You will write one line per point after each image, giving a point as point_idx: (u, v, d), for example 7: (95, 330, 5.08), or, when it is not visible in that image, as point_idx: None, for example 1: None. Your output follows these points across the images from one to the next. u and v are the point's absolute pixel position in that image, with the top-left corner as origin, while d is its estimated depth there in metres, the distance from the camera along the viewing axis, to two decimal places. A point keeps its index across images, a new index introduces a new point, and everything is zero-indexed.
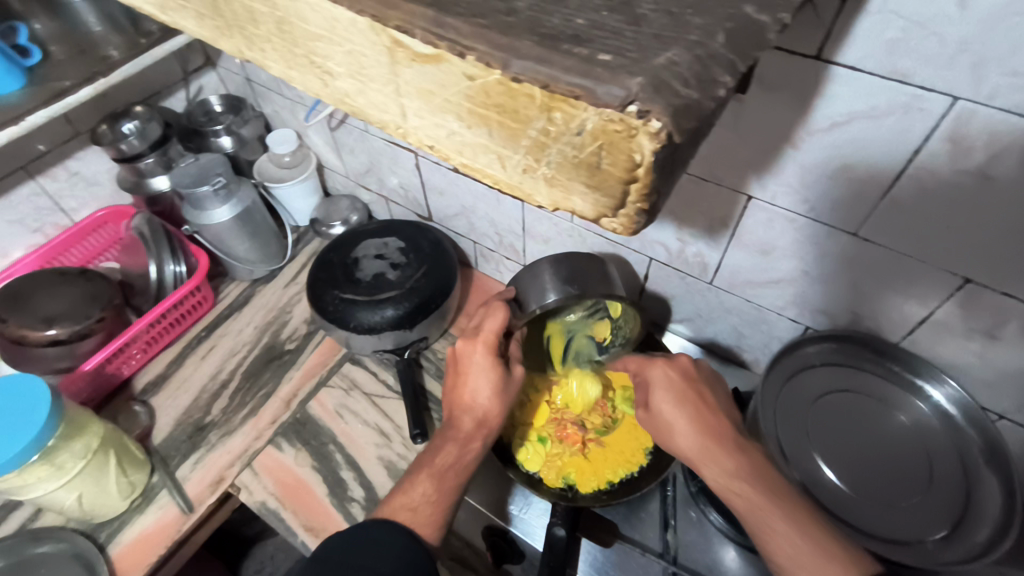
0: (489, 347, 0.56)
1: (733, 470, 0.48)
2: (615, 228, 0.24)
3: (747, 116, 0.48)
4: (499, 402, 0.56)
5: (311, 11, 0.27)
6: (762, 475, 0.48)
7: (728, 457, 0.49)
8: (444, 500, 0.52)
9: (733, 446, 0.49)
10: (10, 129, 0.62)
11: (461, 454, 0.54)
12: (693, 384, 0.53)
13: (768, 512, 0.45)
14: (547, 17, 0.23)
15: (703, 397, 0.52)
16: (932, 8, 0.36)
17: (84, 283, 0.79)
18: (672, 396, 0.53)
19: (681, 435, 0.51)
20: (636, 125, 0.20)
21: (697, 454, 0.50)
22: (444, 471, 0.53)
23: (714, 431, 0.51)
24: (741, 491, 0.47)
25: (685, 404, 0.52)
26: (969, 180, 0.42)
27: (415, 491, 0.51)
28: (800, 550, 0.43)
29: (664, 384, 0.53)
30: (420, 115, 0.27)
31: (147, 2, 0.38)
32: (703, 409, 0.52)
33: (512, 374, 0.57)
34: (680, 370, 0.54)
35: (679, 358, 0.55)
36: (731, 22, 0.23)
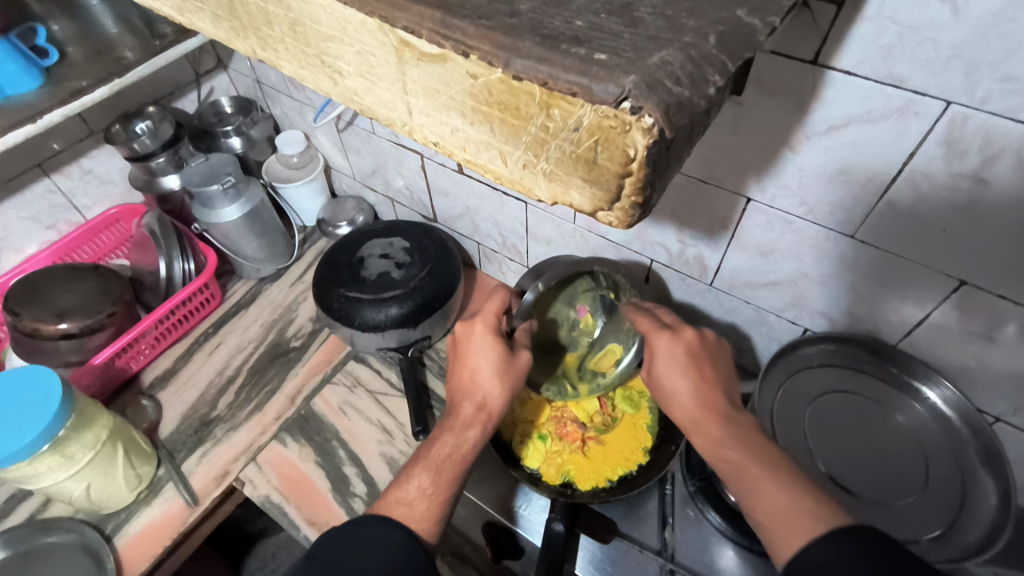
0: (489, 326, 0.58)
1: (722, 437, 0.47)
2: (612, 222, 0.25)
3: (745, 119, 0.49)
4: (499, 384, 0.55)
5: (323, 13, 0.28)
6: (750, 442, 0.46)
7: (716, 426, 0.48)
8: (442, 496, 0.51)
9: (726, 415, 0.49)
10: (27, 126, 0.64)
11: (460, 440, 0.54)
12: (693, 353, 0.53)
13: (749, 471, 0.44)
14: (549, 20, 0.24)
15: (701, 368, 0.52)
16: (925, 14, 0.37)
17: (96, 278, 0.80)
18: (670, 367, 0.52)
19: (675, 406, 0.51)
20: (630, 121, 0.21)
21: (689, 421, 0.50)
22: (441, 460, 0.52)
23: (710, 401, 0.50)
24: (727, 456, 0.46)
25: (680, 376, 0.51)
26: (964, 182, 0.43)
27: (413, 483, 0.51)
28: (774, 508, 0.41)
29: (664, 355, 0.53)
30: (426, 112, 0.28)
31: (165, 3, 0.39)
32: (700, 380, 0.51)
33: (515, 356, 0.57)
34: (684, 342, 0.53)
35: (682, 330, 0.54)
36: (724, 25, 0.24)
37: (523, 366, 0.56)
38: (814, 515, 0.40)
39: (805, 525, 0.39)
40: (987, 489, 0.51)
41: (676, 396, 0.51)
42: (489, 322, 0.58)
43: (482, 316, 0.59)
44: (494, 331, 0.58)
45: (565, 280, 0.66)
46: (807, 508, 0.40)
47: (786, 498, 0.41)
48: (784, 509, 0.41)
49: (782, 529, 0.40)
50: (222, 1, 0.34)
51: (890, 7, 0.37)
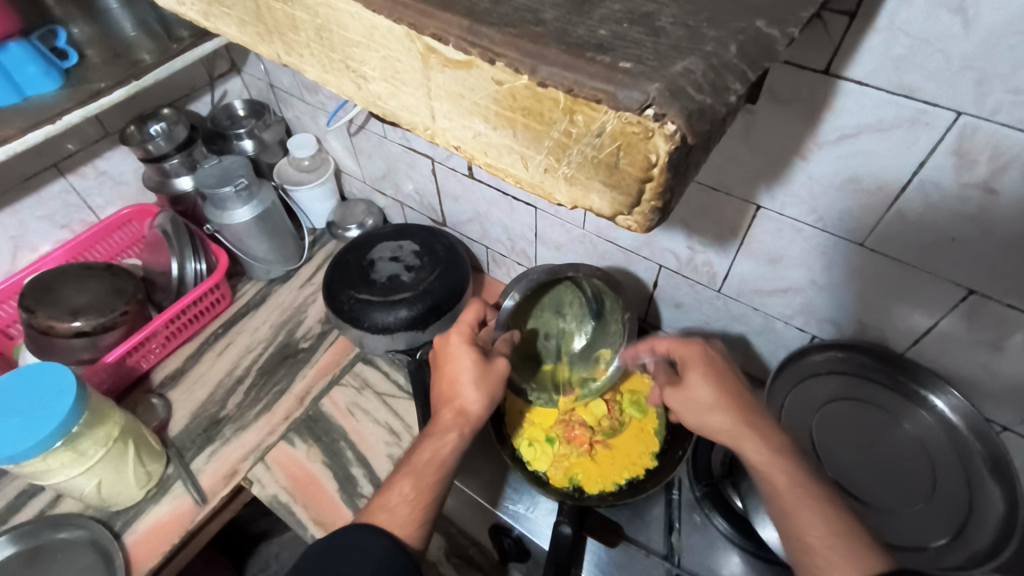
0: (466, 337, 0.60)
1: (772, 449, 0.48)
2: (631, 225, 0.26)
3: (757, 127, 0.49)
4: (479, 390, 0.57)
5: (350, 19, 0.29)
6: (795, 461, 0.47)
7: (768, 437, 0.48)
8: (425, 501, 0.51)
9: (770, 429, 0.49)
10: (46, 127, 0.65)
11: (437, 442, 0.54)
12: (726, 368, 0.53)
13: (806, 489, 0.45)
14: (573, 29, 0.25)
15: (734, 383, 0.52)
16: (937, 26, 0.37)
17: (110, 277, 0.81)
18: (710, 377, 0.52)
19: (716, 413, 0.50)
20: (653, 127, 0.21)
21: (732, 430, 0.49)
22: (421, 463, 0.53)
23: (750, 413, 0.50)
24: (780, 470, 0.46)
25: (720, 388, 0.52)
26: (973, 193, 0.43)
27: (397, 490, 0.51)
28: (833, 531, 0.42)
29: (705, 364, 0.53)
30: (449, 117, 0.29)
31: (191, 9, 0.40)
32: (737, 393, 0.52)
33: (493, 363, 0.59)
34: (717, 357, 0.54)
35: (711, 346, 0.56)
36: (743, 35, 0.24)
37: (500, 373, 0.58)
38: (872, 551, 0.41)
39: (864, 553, 0.41)
40: (995, 497, 0.51)
41: (714, 405, 0.51)
42: (467, 334, 0.60)
43: (458, 328, 0.61)
44: (469, 340, 0.60)
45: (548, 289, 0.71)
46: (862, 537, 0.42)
47: (836, 523, 0.43)
48: (837, 536, 0.42)
49: (842, 555, 0.41)
50: (248, 7, 0.35)
51: (902, 19, 0.38)
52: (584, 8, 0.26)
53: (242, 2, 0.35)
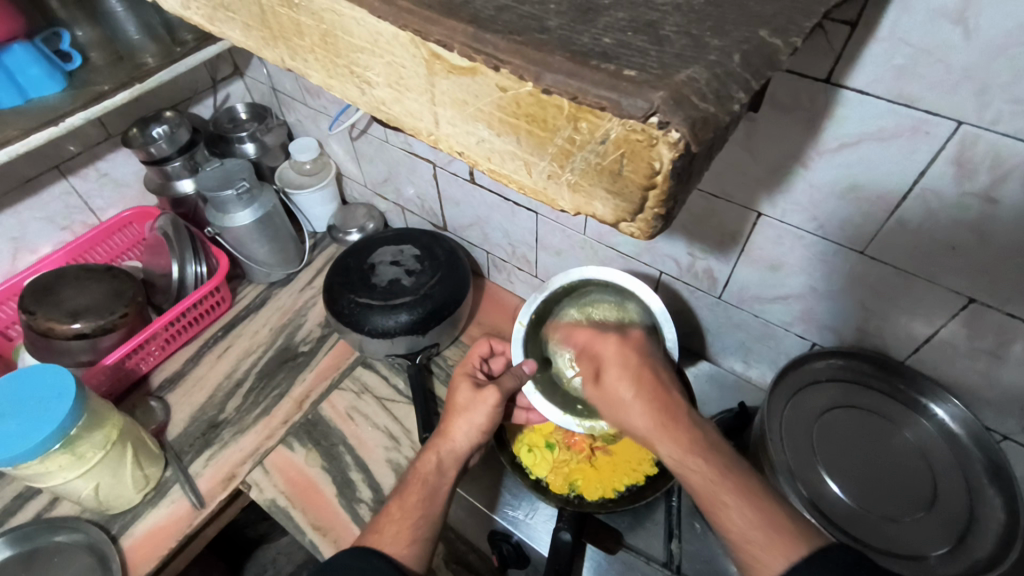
0: (465, 370, 0.65)
1: (687, 445, 0.46)
2: (633, 232, 0.26)
3: (758, 135, 0.50)
4: (464, 415, 0.59)
5: (355, 25, 0.29)
6: (715, 452, 0.46)
7: (681, 432, 0.47)
8: (411, 519, 0.53)
9: (688, 421, 0.47)
10: (49, 129, 0.65)
11: (420, 465, 0.57)
12: (642, 357, 0.52)
13: (719, 486, 0.44)
14: (578, 36, 0.25)
15: (656, 372, 0.51)
16: (937, 36, 0.37)
17: (110, 279, 0.81)
18: (623, 369, 0.51)
19: (631, 408, 0.49)
20: (657, 135, 0.22)
21: (650, 427, 0.48)
22: (406, 485, 0.56)
23: (668, 408, 0.48)
24: (697, 466, 0.45)
25: (636, 380, 0.50)
26: (973, 202, 0.43)
27: (386, 513, 0.54)
28: (754, 526, 0.41)
29: (614, 359, 0.52)
30: (453, 122, 0.29)
31: (196, 12, 0.40)
32: (656, 383, 0.50)
33: (482, 390, 0.60)
34: (632, 347, 0.53)
35: (631, 336, 0.55)
36: (747, 44, 0.24)
37: (487, 400, 0.59)
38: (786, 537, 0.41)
39: (785, 544, 0.40)
40: (995, 506, 0.51)
41: (630, 400, 0.49)
42: (466, 368, 0.65)
43: (462, 364, 0.66)
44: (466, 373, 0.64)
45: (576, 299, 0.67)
46: (787, 527, 0.41)
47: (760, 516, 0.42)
48: (760, 530, 0.41)
49: (764, 548, 0.41)
50: (253, 11, 0.35)
51: (902, 29, 0.38)
52: (589, 16, 0.26)
53: (248, 7, 0.35)
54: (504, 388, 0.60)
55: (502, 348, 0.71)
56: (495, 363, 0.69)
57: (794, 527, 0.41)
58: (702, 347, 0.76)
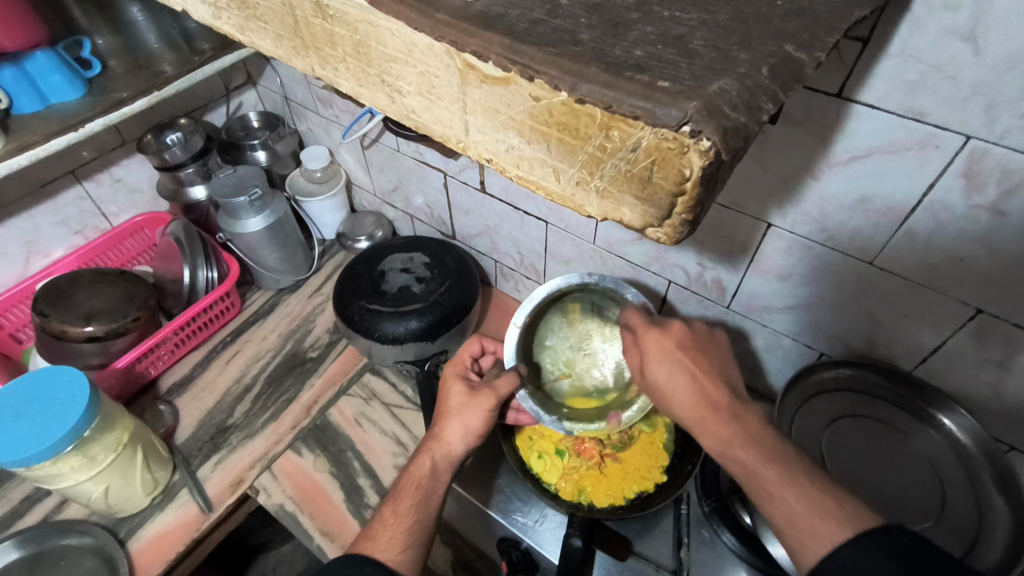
0: (457, 371, 0.65)
1: (729, 437, 0.45)
2: (660, 238, 0.27)
3: (770, 148, 0.51)
4: (458, 418, 0.60)
5: (390, 36, 0.30)
6: (759, 441, 0.44)
7: (722, 424, 0.45)
8: (405, 524, 0.54)
9: (732, 412, 0.46)
10: (69, 134, 0.66)
11: (414, 468, 0.58)
12: (685, 347, 0.50)
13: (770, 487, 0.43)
14: (610, 49, 0.26)
15: (698, 361, 0.49)
16: (948, 53, 0.39)
17: (123, 282, 0.82)
18: (663, 363, 0.50)
19: (675, 403, 0.48)
20: (688, 143, 0.22)
21: (693, 420, 0.47)
22: (400, 489, 0.57)
23: (710, 397, 0.47)
24: (740, 458, 0.44)
25: (678, 371, 0.49)
26: (982, 214, 0.44)
27: (380, 517, 0.55)
28: (798, 512, 0.41)
29: (656, 353, 0.50)
30: (483, 130, 0.30)
31: (226, 22, 0.41)
32: (698, 375, 0.48)
33: (476, 395, 0.61)
34: (674, 338, 0.51)
35: (672, 326, 0.52)
36: (774, 58, 0.25)
37: (480, 405, 0.60)
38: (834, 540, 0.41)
39: (830, 529, 0.39)
40: (1003, 516, 0.51)
41: (675, 393, 0.48)
42: (459, 368, 0.66)
43: (454, 364, 0.66)
44: (459, 372, 0.65)
45: (568, 308, 0.68)
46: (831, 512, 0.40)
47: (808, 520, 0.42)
48: (808, 516, 0.40)
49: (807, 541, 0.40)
50: (287, 22, 0.36)
51: (913, 46, 0.39)
52: (619, 30, 0.27)
53: (281, 18, 0.36)
54: (497, 393, 0.60)
55: (494, 347, 0.71)
56: (485, 362, 0.70)
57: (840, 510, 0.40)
58: None
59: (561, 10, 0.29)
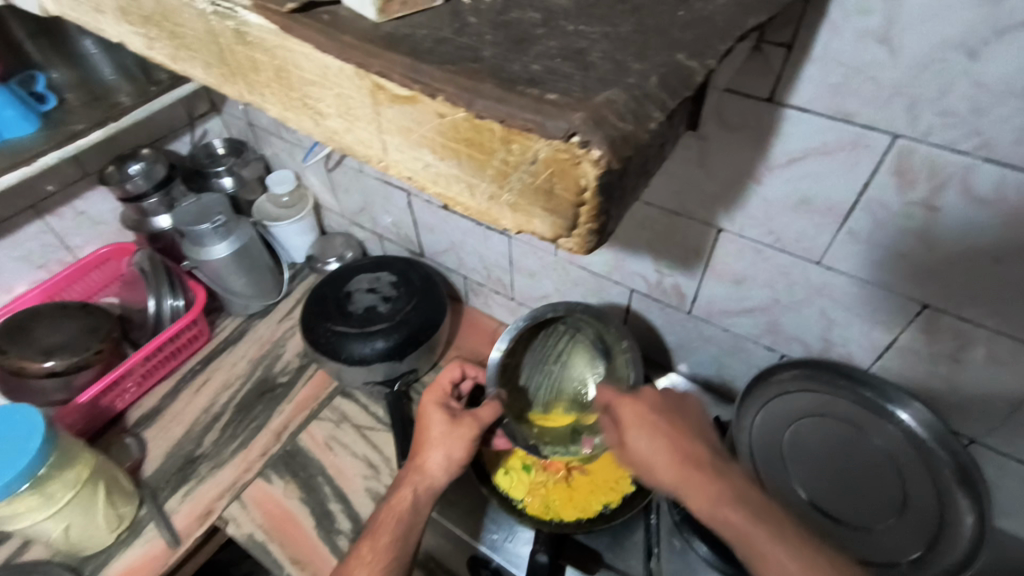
0: (436, 399, 0.64)
1: (716, 498, 0.45)
2: (572, 248, 0.27)
3: (711, 154, 0.52)
4: (440, 449, 0.60)
5: (305, 59, 0.31)
6: (747, 505, 0.45)
7: (710, 484, 0.46)
8: (383, 560, 0.53)
9: (718, 475, 0.47)
10: (23, 168, 0.66)
11: (395, 501, 0.57)
12: (659, 412, 0.52)
13: (753, 536, 0.43)
14: (509, 64, 0.26)
15: (675, 425, 0.50)
16: (866, 55, 0.39)
17: (84, 315, 0.81)
18: (642, 427, 0.51)
19: (659, 466, 0.49)
20: (580, 154, 0.23)
21: (678, 483, 0.47)
22: (379, 523, 0.56)
23: (694, 461, 0.48)
24: (731, 518, 0.44)
25: (656, 435, 0.50)
26: (916, 211, 0.45)
27: (356, 553, 0.54)
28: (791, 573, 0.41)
29: (636, 420, 0.52)
30: (401, 149, 0.30)
31: (159, 53, 0.42)
32: (676, 439, 0.49)
33: (457, 424, 0.61)
34: (647, 404, 0.52)
35: (643, 392, 0.54)
36: (665, 67, 0.26)
37: (463, 436, 0.60)
38: None
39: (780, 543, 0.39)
40: (963, 508, 0.51)
41: (655, 460, 0.49)
42: (438, 396, 0.64)
43: (431, 392, 0.65)
44: (439, 401, 0.64)
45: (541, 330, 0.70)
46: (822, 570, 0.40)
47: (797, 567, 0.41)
48: None
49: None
50: (212, 50, 0.37)
51: (834, 50, 0.40)
52: (522, 45, 0.28)
53: (207, 46, 0.37)
54: (479, 421, 0.61)
55: (475, 372, 0.68)
56: (466, 387, 0.68)
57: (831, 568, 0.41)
58: (677, 362, 0.77)
59: (469, 28, 0.29)
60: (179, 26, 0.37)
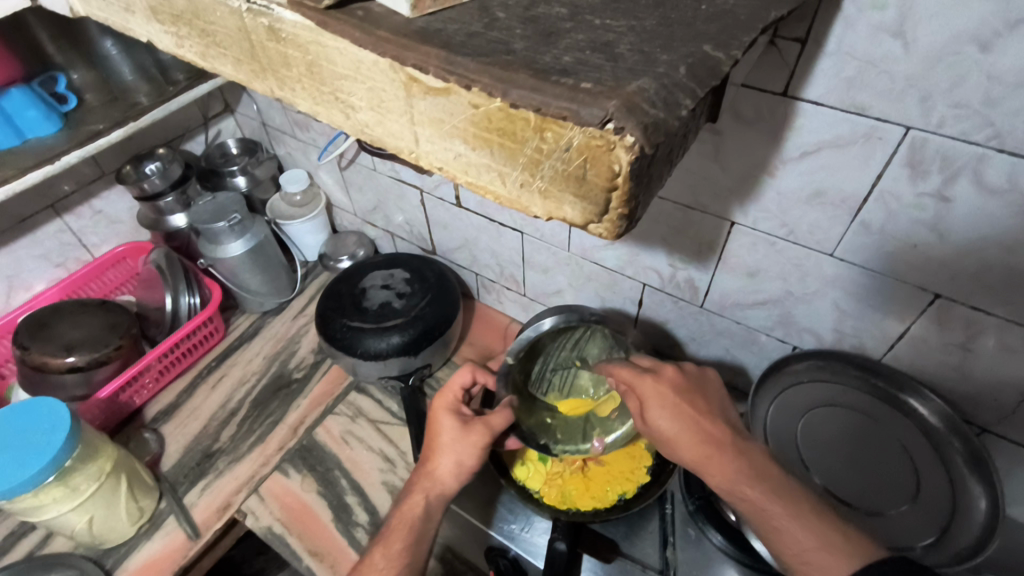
0: (447, 404, 0.63)
1: (737, 474, 0.47)
2: (601, 233, 0.28)
3: (725, 147, 0.52)
4: (451, 456, 0.60)
5: (339, 55, 0.32)
6: (763, 479, 0.47)
7: (729, 461, 0.48)
8: (397, 566, 0.54)
9: (736, 452, 0.48)
10: (45, 167, 0.67)
11: (406, 506, 0.58)
12: (680, 392, 0.52)
13: (772, 511, 0.45)
14: (541, 56, 0.27)
15: (693, 404, 0.51)
16: (880, 49, 0.40)
17: (104, 313, 0.83)
18: (664, 408, 0.51)
19: (682, 446, 0.50)
20: (614, 140, 0.24)
21: (699, 461, 0.49)
22: (391, 529, 0.57)
23: (713, 438, 0.49)
24: (749, 496, 0.46)
25: (678, 416, 0.51)
26: (929, 202, 0.46)
27: (369, 556, 0.55)
28: (808, 549, 0.43)
29: (657, 400, 0.51)
30: (432, 140, 0.31)
31: (188, 50, 0.43)
32: (697, 417, 0.51)
33: (468, 431, 0.60)
34: (669, 384, 0.52)
35: (664, 370, 0.54)
36: (692, 58, 0.27)
37: (474, 444, 0.60)
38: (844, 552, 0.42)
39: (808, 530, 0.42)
40: (977, 493, 0.52)
41: (677, 440, 0.50)
42: (448, 401, 0.64)
43: (442, 396, 0.64)
44: (450, 406, 0.63)
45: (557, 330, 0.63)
46: (841, 547, 0.42)
47: (815, 540, 0.43)
48: (816, 550, 0.43)
49: (820, 568, 0.42)
50: (244, 47, 0.38)
51: (848, 44, 0.41)
52: (552, 38, 0.29)
53: (239, 43, 0.38)
54: (490, 429, 0.61)
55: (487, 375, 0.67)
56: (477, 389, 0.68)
57: (848, 545, 0.43)
58: (689, 355, 0.77)
59: (498, 23, 0.30)
60: (210, 24, 0.39)
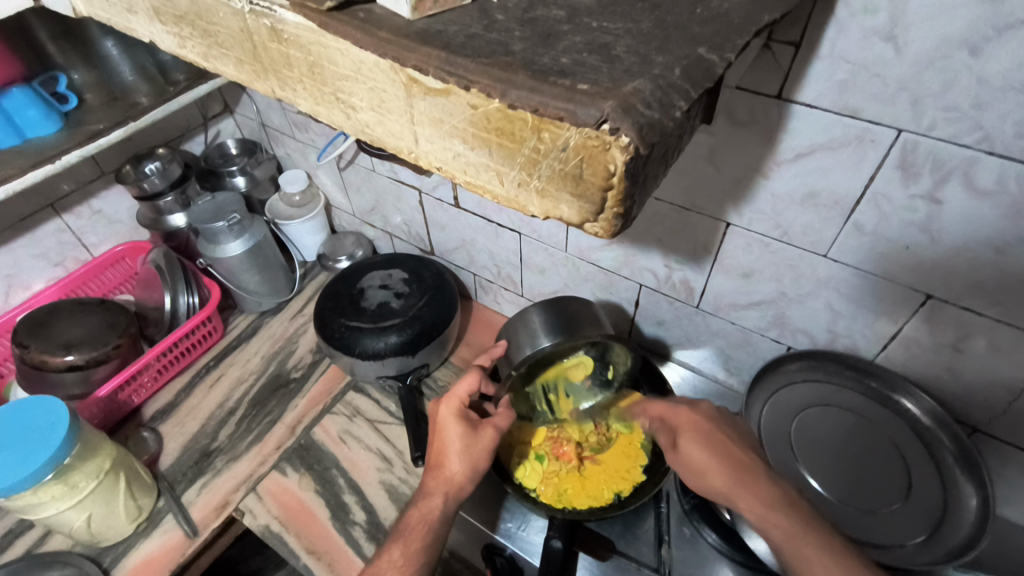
0: (454, 407, 0.63)
1: (765, 504, 0.49)
2: (597, 232, 0.28)
3: (721, 149, 0.53)
4: (464, 459, 0.60)
5: (341, 56, 0.32)
6: (794, 510, 0.48)
7: (759, 490, 0.50)
8: (414, 565, 0.55)
9: (767, 482, 0.51)
10: (45, 167, 0.67)
11: (421, 508, 0.59)
12: (714, 422, 0.56)
13: (800, 540, 0.46)
14: (539, 58, 0.28)
15: (726, 435, 0.55)
16: (873, 52, 0.41)
17: (103, 311, 0.83)
18: (696, 436, 0.55)
19: (712, 474, 0.52)
20: (610, 140, 0.24)
21: (729, 489, 0.51)
22: (408, 530, 0.58)
23: (744, 468, 0.52)
24: (778, 523, 0.48)
25: (710, 444, 0.54)
26: (920, 203, 0.47)
27: (385, 556, 0.56)
28: None
29: (691, 429, 0.55)
30: (431, 140, 0.32)
31: (190, 50, 0.43)
32: (728, 446, 0.54)
33: (479, 433, 0.61)
34: (703, 414, 0.56)
35: (699, 403, 0.58)
36: (687, 60, 0.27)
37: (486, 445, 0.61)
38: None
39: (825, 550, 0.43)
40: (967, 491, 0.53)
41: (708, 468, 0.53)
42: (455, 404, 0.63)
43: (448, 398, 0.64)
44: (459, 409, 0.63)
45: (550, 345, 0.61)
46: None
47: (846, 570, 0.43)
48: None
49: None
50: (246, 47, 0.38)
51: (841, 48, 0.42)
52: (550, 40, 0.29)
53: (241, 44, 0.38)
54: (500, 429, 0.62)
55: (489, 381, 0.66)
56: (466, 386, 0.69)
57: None
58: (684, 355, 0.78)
59: (497, 25, 0.31)
60: (213, 25, 0.39)
